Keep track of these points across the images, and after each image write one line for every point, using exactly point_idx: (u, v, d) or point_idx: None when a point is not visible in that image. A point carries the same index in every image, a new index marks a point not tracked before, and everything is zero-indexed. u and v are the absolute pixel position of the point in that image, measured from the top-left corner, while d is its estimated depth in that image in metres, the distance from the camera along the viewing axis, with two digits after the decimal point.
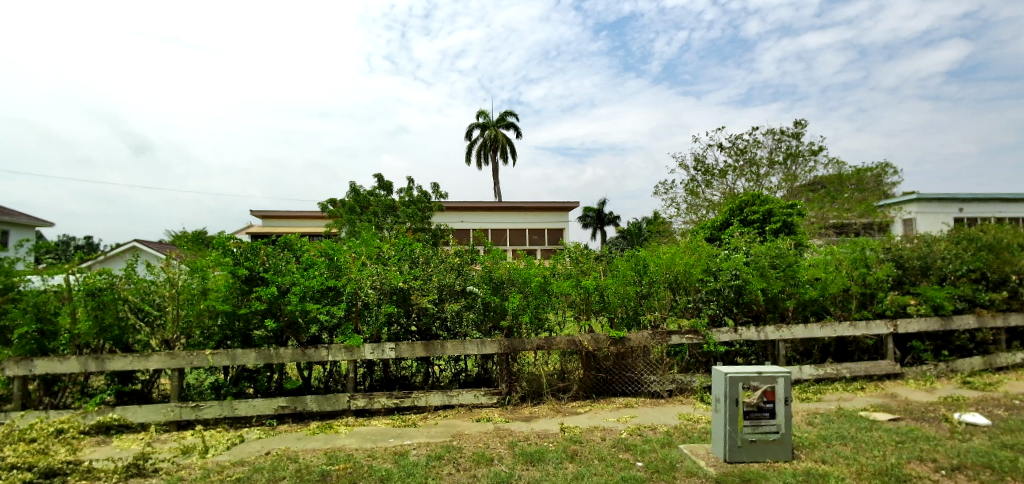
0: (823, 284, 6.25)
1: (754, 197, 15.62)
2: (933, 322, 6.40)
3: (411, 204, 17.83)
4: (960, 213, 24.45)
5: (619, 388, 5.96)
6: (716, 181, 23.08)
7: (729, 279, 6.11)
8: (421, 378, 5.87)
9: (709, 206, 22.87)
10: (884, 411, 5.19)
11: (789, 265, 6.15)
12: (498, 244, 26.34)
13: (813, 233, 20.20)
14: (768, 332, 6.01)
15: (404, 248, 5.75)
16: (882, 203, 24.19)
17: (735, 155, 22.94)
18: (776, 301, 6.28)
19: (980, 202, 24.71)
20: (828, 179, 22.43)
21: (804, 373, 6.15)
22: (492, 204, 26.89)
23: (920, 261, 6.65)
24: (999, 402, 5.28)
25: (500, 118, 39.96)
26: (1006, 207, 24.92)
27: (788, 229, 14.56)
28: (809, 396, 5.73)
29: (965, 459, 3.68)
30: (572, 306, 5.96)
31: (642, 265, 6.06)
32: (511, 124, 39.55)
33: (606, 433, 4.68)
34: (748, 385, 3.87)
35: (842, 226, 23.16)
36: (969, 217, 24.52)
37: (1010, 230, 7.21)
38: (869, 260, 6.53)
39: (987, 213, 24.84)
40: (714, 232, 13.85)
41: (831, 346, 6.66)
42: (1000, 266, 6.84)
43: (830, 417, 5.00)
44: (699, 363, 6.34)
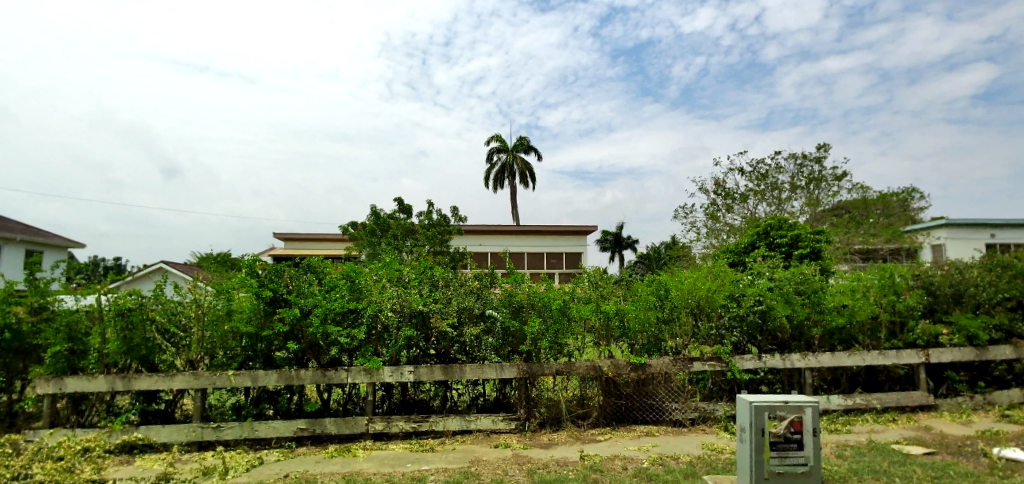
0: (849, 311, 6.09)
1: (779, 221, 15.35)
2: (967, 353, 6.17)
3: (430, 228, 18.02)
4: (992, 239, 23.70)
5: (639, 416, 5.85)
6: (736, 205, 22.87)
7: (752, 305, 6.00)
8: (440, 401, 5.83)
9: (730, 230, 22.64)
10: (918, 444, 4.99)
11: (814, 291, 6.04)
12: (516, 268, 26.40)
13: (838, 258, 19.75)
14: (793, 360, 5.87)
15: (424, 271, 5.79)
16: (909, 229, 23.65)
17: (757, 180, 22.75)
18: (801, 328, 6.15)
19: (1013, 228, 23.93)
20: (852, 203, 22.07)
21: (832, 403, 5.94)
22: (510, 227, 27.01)
23: (952, 288, 6.43)
24: None
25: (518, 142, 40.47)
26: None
27: (815, 255, 14.21)
28: (838, 428, 5.54)
29: None
30: (592, 331, 5.90)
31: (663, 290, 5.99)
32: (529, 149, 40.04)
33: (627, 462, 4.59)
34: (775, 416, 3.76)
35: (869, 252, 22.58)
36: (1002, 244, 23.74)
37: None
38: (898, 286, 6.36)
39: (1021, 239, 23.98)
40: (736, 257, 13.67)
41: (860, 376, 6.44)
42: None
43: (860, 450, 4.83)
44: (722, 391, 6.20)
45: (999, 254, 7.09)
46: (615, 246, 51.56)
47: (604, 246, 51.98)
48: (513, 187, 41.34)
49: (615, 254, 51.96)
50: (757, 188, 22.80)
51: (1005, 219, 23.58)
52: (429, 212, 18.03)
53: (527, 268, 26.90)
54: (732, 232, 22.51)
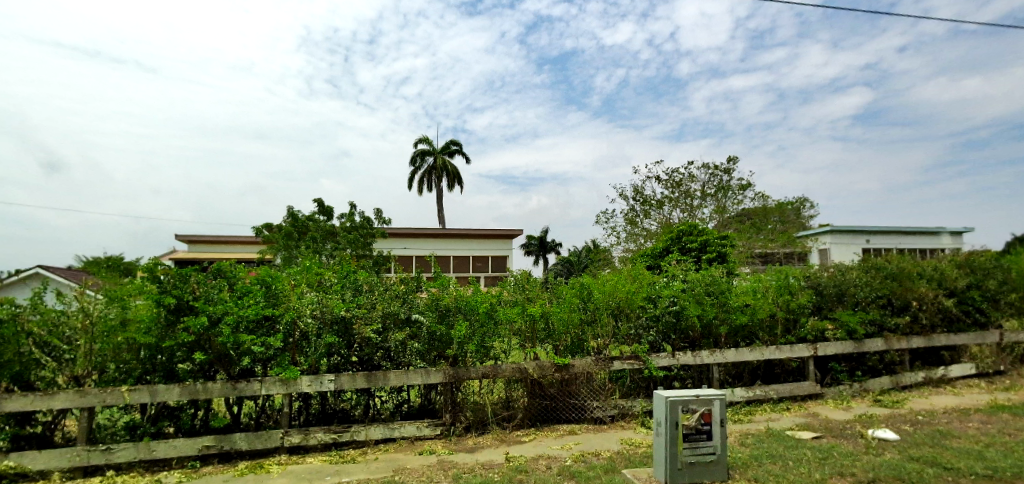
0: (751, 310, 6.63)
1: (691, 227, 16.40)
2: (848, 346, 6.93)
3: (353, 231, 17.44)
4: (867, 244, 26.81)
5: (563, 415, 6.01)
6: (653, 211, 24.19)
7: (667, 306, 6.40)
8: (361, 410, 5.62)
9: (647, 235, 23.89)
10: (808, 429, 5.54)
11: (721, 292, 6.56)
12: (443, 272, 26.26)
13: (741, 261, 21.47)
14: (703, 357, 6.29)
15: (347, 276, 5.57)
16: (801, 234, 26.16)
17: (672, 188, 24.23)
18: (710, 327, 6.63)
19: (883, 235, 27.25)
20: (755, 211, 24.21)
21: (736, 395, 6.44)
22: (439, 230, 26.85)
23: (836, 288, 7.22)
24: (906, 419, 5.87)
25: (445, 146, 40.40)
26: (905, 240, 27.68)
27: (722, 259, 15.30)
28: (740, 418, 6.02)
29: (880, 472, 4.40)
30: (517, 334, 6.00)
31: (587, 292, 6.22)
32: (456, 152, 40.11)
33: (550, 462, 4.69)
34: (688, 409, 4.03)
35: (768, 255, 24.61)
36: (875, 248, 26.91)
37: (911, 259, 7.88)
38: (791, 287, 7.03)
39: (888, 245, 27.40)
40: (652, 261, 14.46)
41: (759, 369, 7.03)
42: (903, 292, 7.44)
43: (760, 437, 5.27)
44: (639, 388, 6.52)
45: (873, 257, 7.94)
46: (540, 250, 52.75)
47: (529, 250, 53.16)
48: (440, 189, 41.08)
49: (541, 257, 53.20)
50: (671, 196, 24.26)
51: (876, 226, 26.80)
52: (352, 213, 17.41)
53: (453, 272, 26.75)
54: (650, 237, 23.76)
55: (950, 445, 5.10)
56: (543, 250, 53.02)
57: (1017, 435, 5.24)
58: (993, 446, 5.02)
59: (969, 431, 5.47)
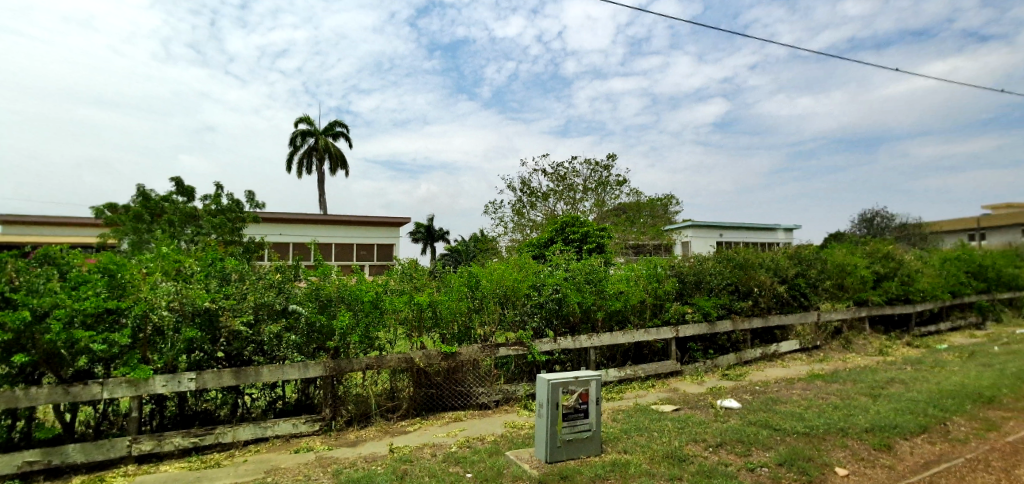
0: (624, 296, 7.25)
1: (573, 218, 17.34)
2: (703, 327, 7.85)
3: (219, 214, 15.83)
4: (721, 238, 30.45)
5: (448, 403, 6.06)
6: (539, 203, 25.17)
7: (551, 293, 6.74)
8: (228, 410, 5.16)
9: (533, 226, 24.80)
10: (669, 403, 6.20)
11: (599, 280, 7.11)
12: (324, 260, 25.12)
13: (617, 251, 23.23)
14: (581, 341, 6.75)
15: (212, 263, 5.10)
16: (669, 228, 28.97)
17: (556, 181, 25.37)
18: (588, 313, 7.10)
19: (733, 230, 31.21)
20: (629, 205, 26.05)
21: (610, 375, 6.98)
22: (320, 216, 25.45)
23: (694, 276, 8.15)
24: (747, 388, 6.84)
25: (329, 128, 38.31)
26: (750, 235, 31.98)
27: (600, 249, 16.39)
28: (613, 396, 6.56)
29: (725, 436, 5.08)
30: (404, 323, 5.88)
31: (475, 281, 6.31)
32: (341, 135, 38.27)
33: (436, 449, 4.71)
34: (567, 390, 4.28)
35: (640, 248, 26.47)
36: (728, 242, 30.70)
37: (754, 251, 9.10)
38: (659, 275, 7.77)
39: (737, 239, 31.43)
40: (537, 250, 15.07)
41: (630, 351, 7.68)
42: (747, 279, 8.58)
43: (629, 413, 5.79)
44: (523, 373, 6.79)
45: (724, 248, 9.04)
46: (427, 238, 52.45)
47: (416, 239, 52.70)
48: (321, 171, 38.92)
49: (426, 246, 53.15)
50: (556, 189, 25.41)
51: (729, 223, 30.58)
52: (218, 194, 15.76)
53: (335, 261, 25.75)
54: (535, 228, 24.71)
55: (779, 409, 6.04)
56: (431, 238, 52.83)
57: (827, 398, 6.35)
58: (810, 408, 6.04)
59: (792, 396, 6.52)
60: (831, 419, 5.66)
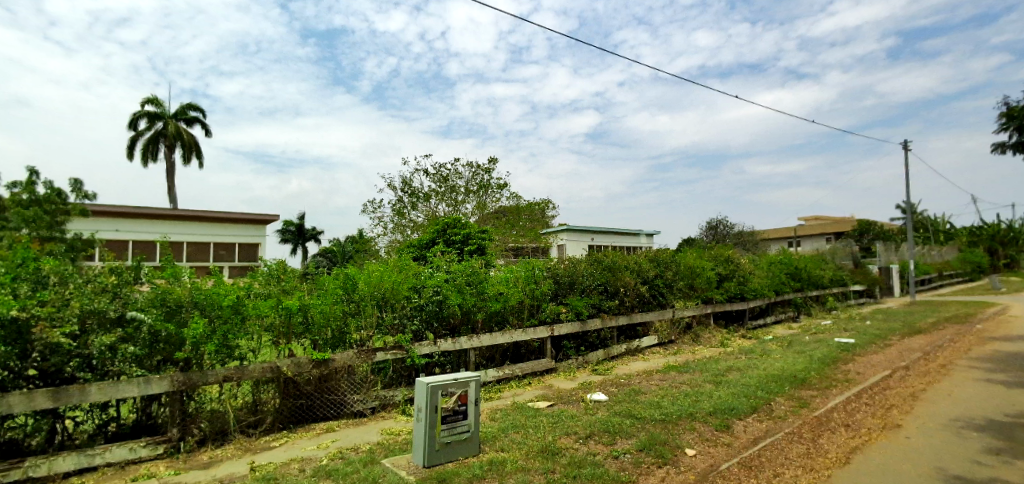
0: (504, 297, 7.48)
1: (455, 220, 17.41)
2: (576, 326, 8.37)
3: (29, 205, 13.11)
4: (592, 242, 32.75)
5: (320, 413, 5.70)
6: (420, 204, 24.89)
7: (431, 296, 6.75)
8: (39, 439, 4.26)
9: (414, 226, 24.44)
10: (544, 399, 6.52)
11: (480, 282, 7.25)
12: (174, 260, 22.28)
13: (497, 253, 23.82)
14: (461, 342, 6.83)
15: (22, 264, 4.15)
16: (546, 231, 30.43)
17: (439, 182, 25.32)
18: (468, 314, 7.21)
19: (603, 235, 33.77)
20: (509, 209, 27.05)
21: (489, 375, 7.13)
22: (168, 211, 22.47)
23: (568, 277, 8.68)
24: (613, 382, 7.45)
25: (181, 111, 33.97)
26: (617, 239, 34.82)
27: (480, 251, 16.65)
28: (492, 395, 6.71)
29: (593, 428, 5.46)
30: (270, 329, 5.41)
31: (350, 283, 6.05)
32: (196, 120, 34.17)
33: (305, 464, 4.39)
34: (447, 393, 4.26)
35: (519, 249, 27.21)
36: (598, 245, 33.08)
37: (620, 254, 9.95)
38: (536, 277, 8.15)
39: (606, 243, 34.06)
40: (418, 252, 14.84)
41: (508, 351, 7.93)
42: (615, 280, 9.34)
43: (507, 411, 5.97)
44: (401, 377, 6.67)
45: (596, 251, 9.75)
46: (298, 236, 49.09)
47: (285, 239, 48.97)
48: (171, 158, 34.47)
49: (296, 246, 49.69)
50: (438, 190, 25.34)
51: (599, 228, 33.02)
52: (30, 178, 12.93)
53: (187, 261, 22.90)
54: (416, 229, 24.40)
55: (640, 399, 6.66)
56: (302, 237, 49.58)
57: (679, 387, 7.16)
58: (665, 397, 6.75)
59: (651, 386, 7.23)
60: (682, 406, 6.39)
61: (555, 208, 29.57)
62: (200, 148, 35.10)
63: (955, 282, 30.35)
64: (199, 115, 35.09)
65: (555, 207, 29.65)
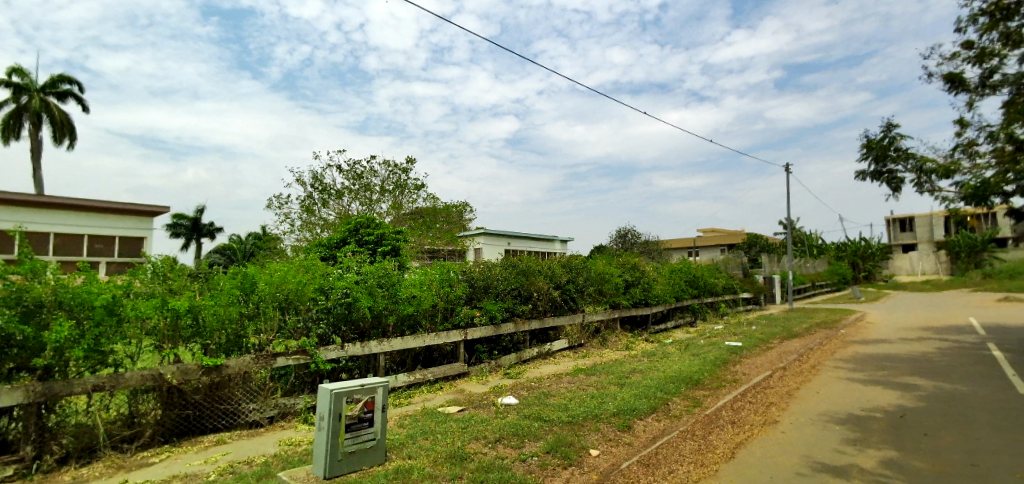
0: (417, 300, 7.32)
1: (368, 220, 16.80)
2: (489, 329, 8.39)
3: None
4: (509, 246, 33.16)
5: (209, 424, 5.21)
6: (331, 201, 23.76)
7: (339, 298, 6.44)
8: None
9: (324, 225, 23.30)
10: (455, 404, 6.46)
11: (392, 284, 7.06)
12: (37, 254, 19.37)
13: (413, 255, 23.34)
14: (371, 346, 6.59)
15: None
16: (463, 234, 30.36)
17: (353, 179, 24.35)
18: (379, 318, 6.99)
19: (519, 239, 34.33)
20: (426, 210, 26.68)
21: (399, 381, 6.91)
22: (28, 197, 19.55)
23: (483, 281, 8.71)
24: (524, 385, 7.57)
25: (49, 84, 29.66)
26: (533, 244, 35.58)
27: (395, 252, 16.21)
28: (401, 401, 6.52)
29: (502, 432, 5.49)
30: (152, 332, 4.81)
31: (249, 283, 5.54)
32: (69, 95, 29.97)
33: (188, 481, 3.95)
34: (351, 400, 3.95)
35: (434, 251, 27.06)
36: (514, 250, 33.55)
37: (535, 259, 10.17)
38: (451, 280, 8.09)
39: (523, 247, 34.65)
40: (327, 251, 14.13)
41: (420, 355, 7.79)
42: (529, 284, 9.52)
43: (416, 417, 5.82)
44: (304, 384, 6.32)
45: (511, 255, 9.88)
46: (191, 230, 44.93)
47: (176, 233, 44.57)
48: (34, 136, 29.98)
49: (189, 241, 45.36)
50: (351, 187, 24.37)
51: (516, 232, 33.54)
52: None
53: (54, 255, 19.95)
54: (326, 227, 23.26)
55: (549, 402, 6.81)
56: (196, 232, 45.32)
57: (586, 389, 7.42)
58: (572, 399, 6.96)
59: (560, 389, 7.44)
60: (588, 407, 6.63)
61: (472, 211, 29.60)
62: (74, 126, 30.82)
63: (824, 291, 34.49)
64: (72, 90, 30.90)
65: (473, 211, 29.70)
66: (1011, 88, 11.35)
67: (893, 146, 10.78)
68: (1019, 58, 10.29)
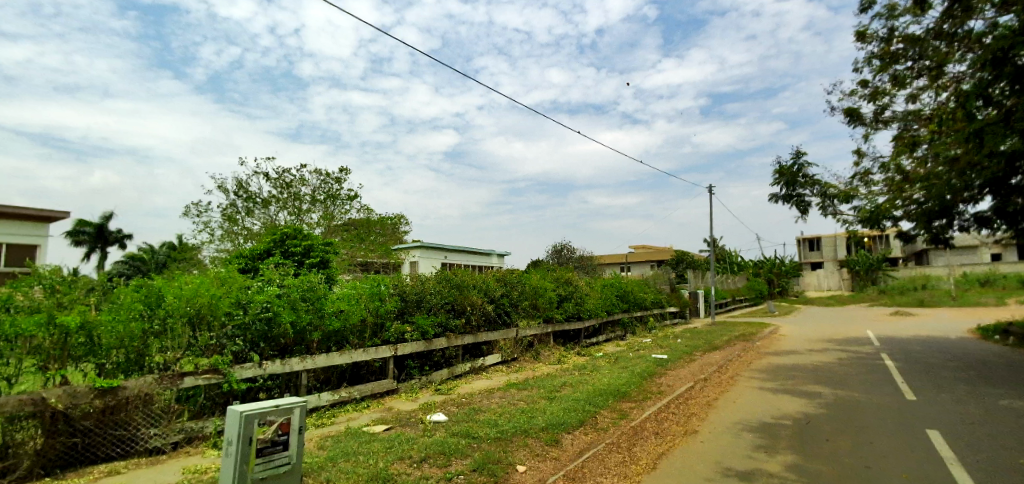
0: (344, 315, 7.05)
1: (296, 231, 16.05)
2: (420, 345, 8.17)
3: None
4: (445, 259, 32.56)
5: (100, 453, 4.62)
6: (257, 210, 22.57)
7: (258, 312, 6.04)
8: None
9: (247, 235, 22.08)
10: (381, 423, 6.21)
11: (318, 298, 6.75)
12: None
13: (344, 268, 22.54)
14: (292, 364, 6.24)
15: None
16: (398, 246, 29.73)
17: (281, 188, 23.32)
18: (302, 334, 6.65)
19: (456, 253, 34.10)
20: (359, 222, 26.04)
21: (322, 400, 6.56)
22: None
23: (415, 296, 8.51)
24: (454, 401, 7.42)
25: None
26: (470, 257, 35.42)
27: (323, 264, 15.56)
28: (323, 421, 6.18)
29: (428, 451, 5.33)
30: (36, 352, 4.24)
31: (155, 297, 5.11)
32: None
33: None
34: (263, 422, 3.67)
35: (366, 264, 26.05)
36: (451, 263, 33.15)
37: (470, 273, 10.11)
38: (381, 294, 7.85)
39: (460, 261, 34.36)
40: (246, 263, 13.32)
41: (346, 372, 7.46)
42: (462, 299, 9.43)
43: (337, 438, 5.53)
44: (216, 405, 5.87)
45: (445, 269, 9.78)
46: (97, 239, 41.31)
47: (77, 241, 40.67)
48: None
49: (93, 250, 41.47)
50: (279, 196, 23.34)
51: (454, 246, 33.31)
52: None
53: None
54: (250, 238, 22.06)
55: (478, 418, 6.71)
56: (102, 240, 41.71)
57: (517, 404, 7.39)
58: (502, 415, 6.89)
59: (490, 404, 7.36)
60: (517, 423, 6.59)
61: (407, 225, 29.21)
62: None
63: (741, 305, 36.83)
64: None
65: (407, 224, 29.39)
66: (899, 124, 12.73)
67: (801, 172, 11.76)
68: (907, 97, 11.53)
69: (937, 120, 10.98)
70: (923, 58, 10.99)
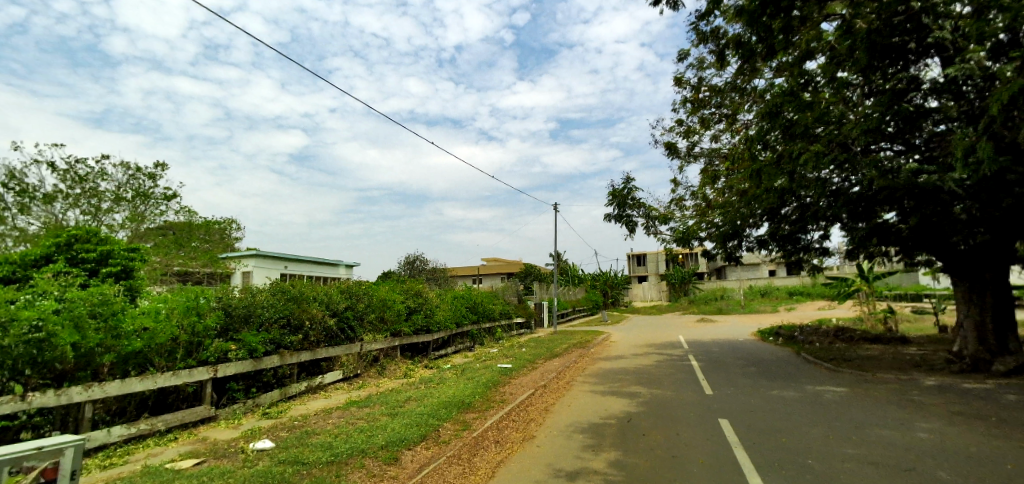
0: (149, 334, 6.04)
1: (89, 233, 13.36)
2: (246, 364, 7.32)
3: None
4: (285, 269, 29.18)
5: None
6: (34, 206, 18.35)
7: (24, 333, 4.77)
8: None
9: (17, 237, 17.80)
10: (191, 457, 5.40)
11: (113, 314, 5.69)
12: None
13: (156, 279, 19.42)
14: (71, 394, 5.10)
15: None
16: (228, 254, 26.41)
17: (72, 182, 19.31)
18: (89, 357, 5.46)
19: (299, 262, 31.58)
20: (178, 226, 22.85)
21: (112, 435, 5.49)
22: None
23: (243, 309, 7.66)
24: (285, 425, 6.78)
25: None
26: (315, 267, 32.74)
27: (126, 274, 13.22)
28: (112, 462, 5.14)
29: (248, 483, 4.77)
30: None
31: None
32: None
33: None
34: (14, 469, 2.12)
35: (185, 274, 22.29)
36: (292, 273, 30.07)
37: (309, 285, 9.53)
38: (200, 308, 6.93)
39: (303, 271, 31.67)
40: (9, 271, 10.67)
41: (149, 400, 6.37)
42: (299, 313, 8.77)
43: (130, 480, 4.66)
44: None
45: (281, 281, 9.07)
46: None
47: None
48: None
49: None
50: (69, 191, 19.31)
51: (296, 255, 30.79)
52: None
53: None
54: (22, 241, 17.83)
55: (311, 441, 6.24)
56: None
57: (355, 423, 7.03)
58: (338, 435, 6.50)
59: (326, 426, 6.88)
60: (354, 443, 6.26)
61: (239, 231, 26.45)
62: None
63: (581, 314, 40.17)
64: None
65: (239, 230, 26.55)
66: (706, 159, 15.19)
67: (630, 195, 13.31)
68: (711, 137, 13.82)
69: (731, 158, 13.36)
70: (723, 106, 13.29)
